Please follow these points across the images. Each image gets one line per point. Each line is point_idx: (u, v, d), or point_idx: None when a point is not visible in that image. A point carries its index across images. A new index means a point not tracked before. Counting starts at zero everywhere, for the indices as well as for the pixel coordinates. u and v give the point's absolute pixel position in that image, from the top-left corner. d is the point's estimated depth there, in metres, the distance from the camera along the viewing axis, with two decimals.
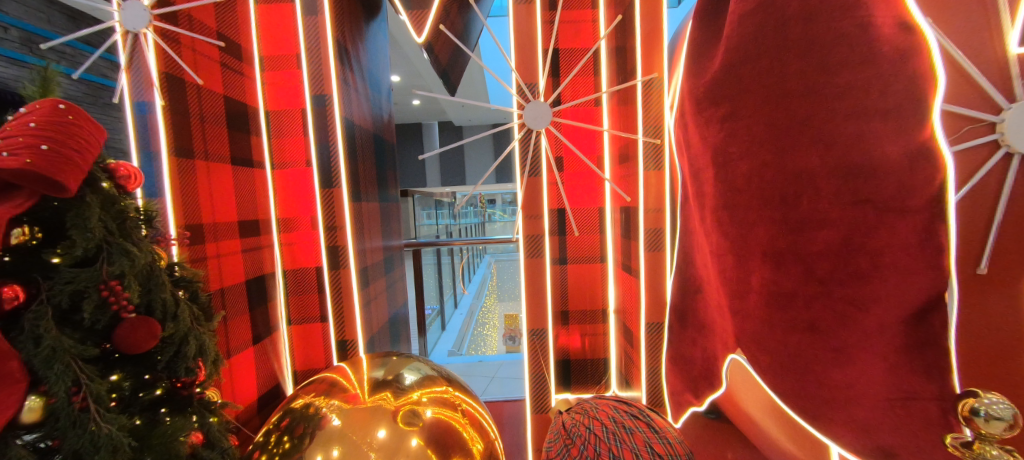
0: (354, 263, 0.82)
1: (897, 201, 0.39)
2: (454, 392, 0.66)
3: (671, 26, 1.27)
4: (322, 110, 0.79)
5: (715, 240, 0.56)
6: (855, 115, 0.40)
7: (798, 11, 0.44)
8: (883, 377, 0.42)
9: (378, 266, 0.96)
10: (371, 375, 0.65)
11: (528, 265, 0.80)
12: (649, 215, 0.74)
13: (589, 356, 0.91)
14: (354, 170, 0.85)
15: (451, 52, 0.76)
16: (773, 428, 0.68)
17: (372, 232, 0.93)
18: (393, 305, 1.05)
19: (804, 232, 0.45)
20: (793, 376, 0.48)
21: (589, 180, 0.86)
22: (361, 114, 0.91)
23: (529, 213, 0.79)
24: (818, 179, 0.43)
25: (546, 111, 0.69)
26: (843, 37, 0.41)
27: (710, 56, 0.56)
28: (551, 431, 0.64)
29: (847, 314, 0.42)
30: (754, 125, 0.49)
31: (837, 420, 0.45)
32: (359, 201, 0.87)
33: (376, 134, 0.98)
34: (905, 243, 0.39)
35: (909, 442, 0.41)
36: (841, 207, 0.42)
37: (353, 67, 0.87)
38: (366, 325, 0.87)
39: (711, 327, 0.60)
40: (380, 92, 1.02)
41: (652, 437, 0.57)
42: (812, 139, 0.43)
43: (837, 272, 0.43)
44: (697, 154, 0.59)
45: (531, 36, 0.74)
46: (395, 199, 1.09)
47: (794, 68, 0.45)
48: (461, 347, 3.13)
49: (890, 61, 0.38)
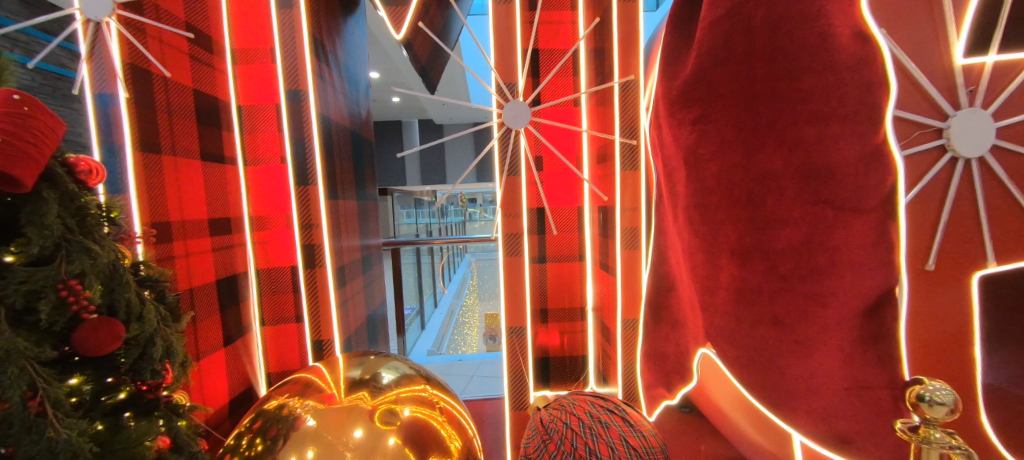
0: (330, 262, 0.81)
1: (853, 201, 0.42)
2: (433, 390, 0.66)
3: (647, 30, 1.29)
4: (297, 106, 0.78)
5: (686, 239, 0.58)
6: (816, 120, 0.43)
7: (764, 19, 0.46)
8: (839, 366, 0.44)
9: (356, 265, 0.95)
10: (348, 374, 0.65)
11: (506, 263, 0.80)
12: (625, 215, 0.76)
13: (568, 354, 0.92)
14: (330, 167, 0.84)
15: (431, 50, 0.75)
16: (746, 425, 0.70)
17: (349, 231, 0.91)
18: (370, 305, 1.04)
19: (768, 231, 0.47)
20: (758, 369, 0.50)
21: (569, 180, 0.86)
22: (338, 111, 0.89)
23: (506, 212, 0.79)
24: (782, 180, 0.46)
25: (525, 110, 0.69)
26: (805, 46, 0.44)
27: (683, 60, 0.58)
28: (529, 428, 0.64)
29: (808, 308, 0.45)
30: (724, 127, 0.51)
31: (799, 409, 0.48)
32: (336, 199, 0.86)
33: (354, 132, 0.97)
34: (859, 240, 0.42)
35: (863, 427, 0.44)
36: (802, 206, 0.44)
37: (330, 63, 0.86)
38: (342, 325, 0.85)
39: (683, 323, 0.62)
40: (358, 88, 1.00)
41: (627, 431, 0.58)
42: (777, 142, 0.46)
43: (799, 268, 0.45)
44: (670, 154, 0.60)
45: (510, 35, 0.75)
46: (373, 198, 1.07)
47: (761, 74, 0.47)
48: (441, 347, 3.10)
49: (848, 70, 0.41)
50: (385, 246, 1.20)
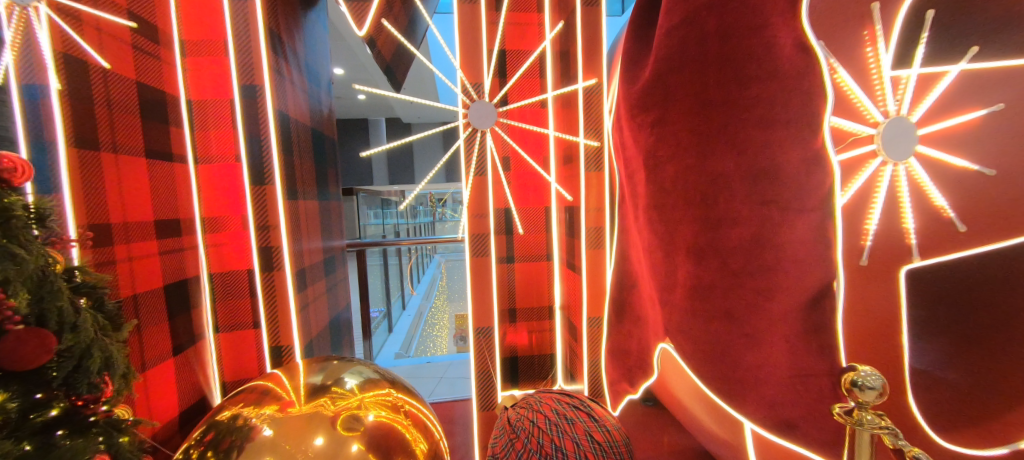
0: (289, 265, 0.79)
1: (796, 201, 0.45)
2: (398, 394, 0.65)
3: (610, 35, 1.32)
4: (252, 102, 0.75)
5: (647, 238, 0.60)
6: (762, 126, 0.46)
7: (715, 29, 0.49)
8: (785, 356, 0.47)
9: (317, 267, 0.92)
10: (309, 381, 0.62)
11: (473, 264, 0.80)
12: (590, 214, 0.77)
13: (536, 353, 0.92)
14: (289, 166, 0.81)
15: (396, 48, 0.73)
16: (699, 410, 0.72)
17: (310, 232, 0.88)
18: (333, 308, 1.00)
19: (720, 230, 0.50)
20: (712, 362, 0.52)
21: (535, 181, 0.87)
22: (298, 108, 0.86)
23: (473, 212, 0.79)
24: (732, 182, 0.48)
25: (491, 111, 0.70)
26: (752, 55, 0.46)
27: (642, 65, 0.59)
28: (496, 428, 0.65)
29: (756, 302, 0.48)
30: (679, 131, 0.53)
31: (750, 399, 0.50)
32: (295, 200, 0.82)
33: (315, 130, 0.93)
34: (802, 239, 0.44)
35: (806, 413, 0.47)
36: (750, 206, 0.47)
37: (288, 58, 0.82)
38: (302, 330, 0.82)
39: (644, 320, 0.63)
40: (319, 85, 0.96)
41: (592, 427, 0.60)
42: (728, 146, 0.48)
43: (748, 265, 0.48)
44: (631, 156, 0.62)
45: (476, 36, 0.75)
46: (336, 198, 1.04)
47: (713, 80, 0.49)
48: (410, 350, 3.04)
49: (790, 78, 0.44)
50: (350, 248, 1.17)
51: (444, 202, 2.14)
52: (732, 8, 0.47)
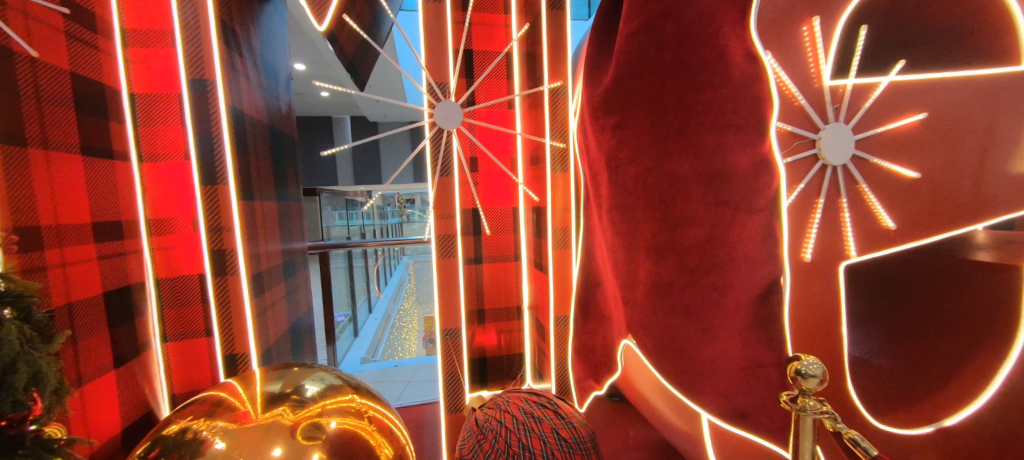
0: (244, 269, 0.75)
1: (746, 202, 0.47)
2: (361, 400, 0.63)
3: (575, 38, 1.35)
4: (202, 97, 0.71)
5: (609, 237, 0.61)
6: (715, 130, 0.48)
7: (672, 36, 0.51)
8: (737, 349, 0.50)
9: (276, 271, 0.88)
10: (265, 389, 0.60)
11: (440, 265, 0.79)
12: (557, 215, 0.79)
13: (505, 353, 0.92)
14: (244, 166, 0.77)
15: (360, 45, 0.72)
16: (660, 403, 0.74)
17: (267, 234, 0.84)
18: (293, 313, 0.97)
19: (677, 229, 0.52)
20: (671, 357, 0.54)
21: (503, 181, 0.87)
22: (254, 105, 0.82)
23: (440, 213, 0.78)
24: (689, 184, 0.50)
25: (457, 111, 0.69)
26: (706, 62, 0.48)
27: (604, 69, 0.61)
28: (464, 429, 0.64)
29: (711, 298, 0.50)
30: (639, 134, 0.55)
31: (706, 390, 0.53)
32: (251, 200, 0.79)
33: (273, 127, 0.89)
34: (752, 237, 0.47)
35: (757, 402, 0.50)
36: (705, 207, 0.49)
37: (242, 52, 0.79)
38: (259, 336, 0.79)
39: (609, 317, 0.65)
40: (277, 80, 0.92)
41: (558, 424, 0.60)
42: (684, 150, 0.51)
43: (703, 262, 0.50)
44: (595, 157, 0.63)
45: (442, 35, 0.74)
46: (296, 198, 1.00)
47: (671, 86, 0.51)
48: (376, 354, 2.96)
49: (740, 85, 0.47)
50: (312, 250, 1.13)
51: (413, 202, 2.10)
52: (686, 17, 0.49)
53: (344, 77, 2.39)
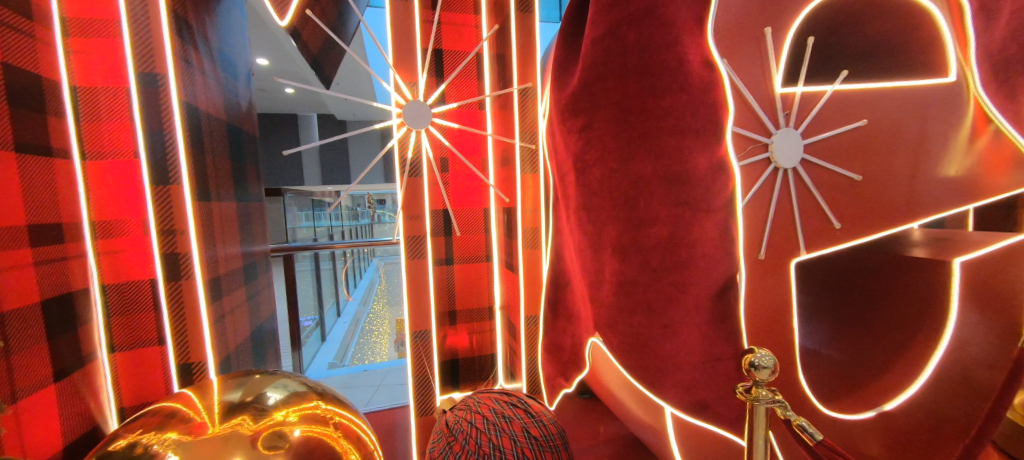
0: (200, 273, 0.72)
1: (704, 203, 0.50)
2: (327, 406, 0.61)
3: (544, 41, 1.37)
4: (152, 93, 0.68)
5: (577, 238, 0.62)
6: (675, 134, 0.50)
7: (634, 43, 0.52)
8: (697, 343, 0.52)
9: (236, 275, 0.84)
10: (224, 399, 0.57)
11: (410, 267, 0.79)
12: (527, 215, 0.80)
13: (476, 354, 0.92)
14: (200, 165, 0.73)
15: (324, 43, 0.70)
16: (627, 398, 0.76)
17: (226, 237, 0.81)
18: (255, 319, 0.93)
19: (641, 229, 0.53)
20: (636, 354, 0.55)
21: (474, 182, 0.87)
22: (211, 101, 0.79)
23: (409, 214, 0.77)
24: (651, 186, 0.52)
25: (425, 111, 0.69)
26: (666, 68, 0.50)
27: (571, 72, 0.62)
28: (434, 432, 0.64)
29: (672, 295, 0.52)
30: (604, 136, 0.56)
31: (670, 385, 0.54)
32: (208, 201, 0.75)
33: (232, 125, 0.86)
34: (710, 236, 0.50)
35: (716, 394, 0.53)
36: (667, 207, 0.51)
37: (198, 46, 0.75)
38: (217, 343, 0.76)
39: (577, 316, 0.66)
40: (236, 76, 0.89)
41: (528, 423, 0.61)
42: (646, 152, 0.52)
43: (665, 261, 0.52)
44: (563, 159, 0.64)
45: (410, 34, 0.73)
46: (258, 199, 0.96)
47: (634, 90, 0.53)
48: (344, 358, 2.88)
49: (698, 90, 0.49)
50: (275, 253, 1.08)
51: (383, 202, 2.07)
52: (648, 24, 0.51)
53: (310, 73, 2.32)
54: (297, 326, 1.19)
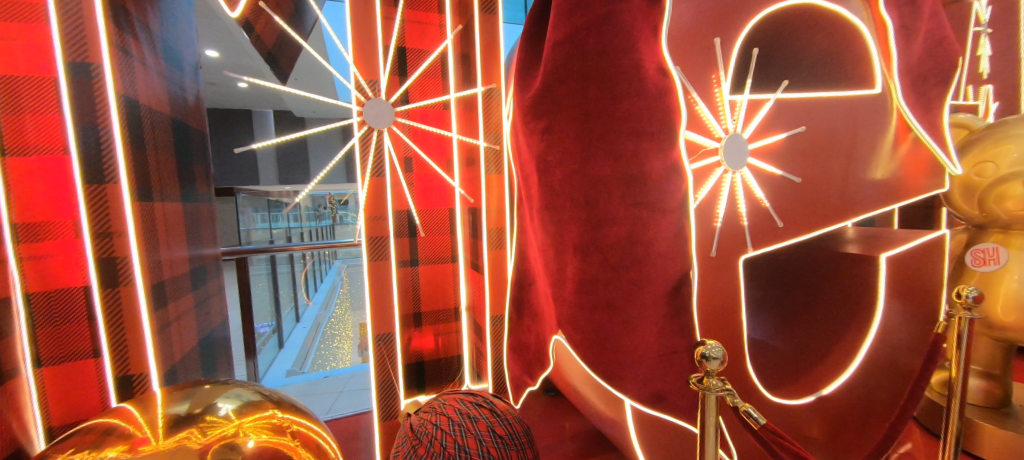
0: (141, 278, 0.68)
1: (660, 203, 0.52)
2: (283, 415, 0.59)
3: (508, 41, 1.38)
4: (85, 84, 0.63)
5: (540, 237, 0.63)
6: (632, 137, 0.52)
7: (593, 48, 0.54)
8: (654, 337, 0.55)
9: (183, 280, 0.80)
10: (169, 411, 0.54)
11: (373, 268, 0.77)
12: (492, 216, 0.80)
13: (442, 355, 0.92)
14: (139, 162, 0.69)
15: (279, 37, 0.68)
16: (590, 393, 0.78)
17: (171, 240, 0.76)
18: (205, 326, 0.88)
19: (601, 228, 0.55)
20: (597, 350, 0.57)
21: (439, 182, 0.87)
22: (153, 95, 0.74)
23: (371, 215, 0.76)
24: (611, 186, 0.54)
25: (388, 110, 0.70)
26: (623, 73, 0.52)
27: (533, 75, 0.63)
28: (399, 436, 0.63)
29: (631, 292, 0.54)
30: (565, 138, 0.57)
31: (630, 379, 0.56)
32: (151, 202, 0.71)
33: (177, 120, 0.81)
34: (666, 234, 0.52)
35: (672, 385, 0.55)
36: (625, 207, 0.53)
37: (137, 35, 0.70)
38: (160, 352, 0.72)
39: (540, 315, 0.67)
40: (181, 68, 0.84)
41: (494, 422, 0.61)
42: (605, 154, 0.54)
43: (624, 259, 0.54)
44: (526, 160, 0.65)
45: (371, 32, 0.73)
46: (207, 199, 0.91)
47: (593, 93, 0.54)
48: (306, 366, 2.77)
49: (653, 95, 0.51)
50: (227, 256, 1.03)
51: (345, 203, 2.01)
52: (606, 30, 0.53)
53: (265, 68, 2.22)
54: (252, 333, 1.13)
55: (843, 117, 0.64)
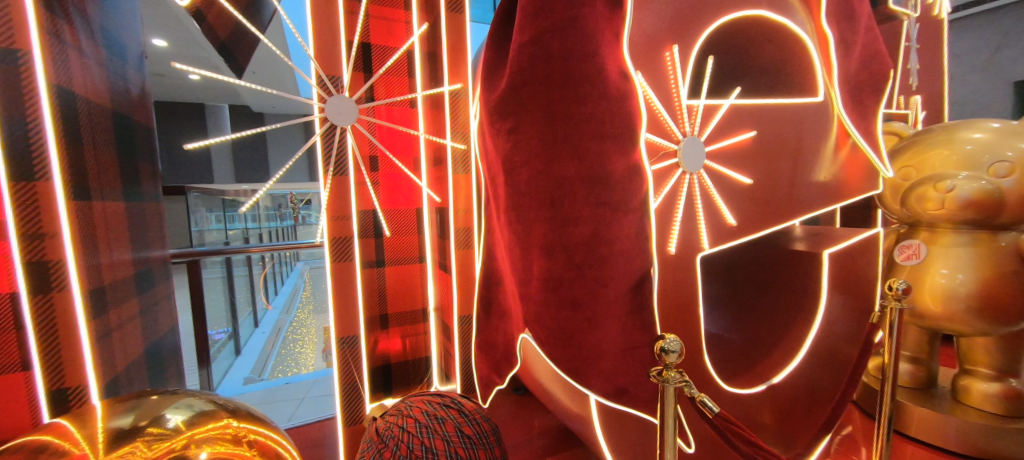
0: (78, 284, 0.63)
1: (622, 203, 0.54)
2: (240, 424, 0.56)
3: (475, 40, 1.39)
4: (10, 70, 0.57)
5: (507, 236, 0.64)
6: (596, 138, 0.54)
7: (557, 50, 0.55)
8: (617, 333, 0.56)
9: (126, 284, 0.76)
10: (111, 425, 0.50)
11: (336, 269, 0.75)
12: (459, 215, 0.81)
13: (410, 357, 0.91)
14: (76, 159, 0.64)
15: (234, 28, 0.65)
16: (557, 390, 0.80)
17: (113, 242, 0.72)
18: (151, 334, 0.84)
19: (565, 227, 0.56)
20: (562, 347, 0.58)
21: (405, 182, 0.86)
22: (92, 86, 0.69)
23: (334, 215, 0.74)
24: (575, 187, 0.55)
25: (352, 108, 0.69)
26: (585, 76, 0.54)
27: (499, 76, 0.64)
28: (364, 440, 0.62)
29: (595, 290, 0.55)
30: (531, 139, 0.58)
31: (595, 375, 0.57)
32: (89, 202, 0.67)
33: (118, 113, 0.76)
34: (629, 233, 0.54)
35: (635, 379, 0.57)
36: (589, 207, 0.54)
37: (72, 20, 0.65)
38: (99, 362, 0.67)
39: (508, 314, 0.68)
40: (123, 58, 0.79)
41: (462, 422, 0.61)
42: (570, 155, 0.55)
43: (588, 257, 0.55)
44: (493, 160, 0.65)
45: (333, 27, 0.71)
46: (153, 198, 0.87)
47: (558, 94, 0.55)
48: None
49: (615, 99, 0.53)
50: (176, 259, 0.97)
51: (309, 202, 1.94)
52: (569, 34, 0.54)
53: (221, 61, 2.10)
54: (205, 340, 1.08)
55: (788, 122, 0.68)
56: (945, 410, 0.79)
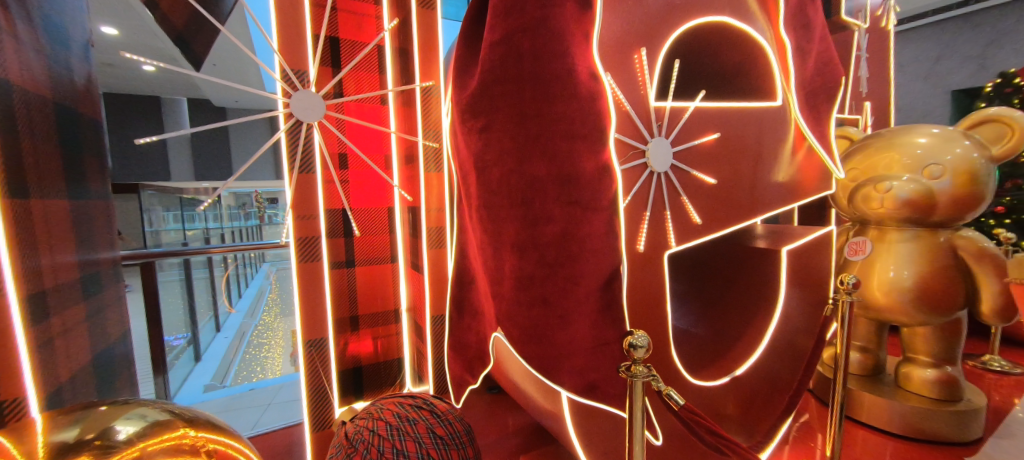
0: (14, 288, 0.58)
1: (592, 202, 0.55)
2: (197, 433, 0.52)
3: (446, 39, 1.38)
4: None
5: (478, 235, 0.64)
6: (567, 137, 0.54)
7: (528, 50, 0.55)
8: (587, 330, 0.57)
9: (71, 288, 0.71)
10: (52, 439, 0.43)
11: (302, 270, 0.73)
12: (431, 215, 0.80)
13: (382, 359, 0.90)
14: (13, 153, 0.60)
15: (191, 17, 0.62)
16: (529, 388, 0.81)
17: (56, 244, 0.68)
18: (99, 341, 0.79)
19: (536, 226, 0.56)
20: (534, 345, 0.58)
21: (376, 182, 0.86)
22: (30, 76, 0.63)
23: (300, 214, 0.72)
24: (547, 186, 0.55)
25: (319, 103, 0.67)
26: (554, 76, 0.54)
27: (470, 74, 0.64)
28: (333, 445, 0.60)
29: (566, 288, 0.56)
30: (503, 138, 0.58)
31: (567, 372, 0.58)
32: (27, 199, 0.62)
33: (60, 105, 0.71)
34: (598, 231, 0.55)
35: (605, 374, 0.58)
36: (560, 206, 0.55)
37: (7, 3, 0.59)
38: (38, 372, 0.62)
39: (480, 313, 0.68)
40: (66, 45, 0.73)
41: (434, 423, 0.61)
42: (541, 155, 0.55)
43: (559, 256, 0.56)
44: (465, 159, 0.65)
45: (298, 20, 0.69)
46: (101, 197, 0.81)
47: (529, 93, 0.56)
48: None
49: (586, 100, 0.54)
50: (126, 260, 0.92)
51: (275, 202, 1.88)
52: (540, 33, 0.54)
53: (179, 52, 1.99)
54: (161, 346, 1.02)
55: (750, 125, 0.71)
56: (892, 396, 0.85)
